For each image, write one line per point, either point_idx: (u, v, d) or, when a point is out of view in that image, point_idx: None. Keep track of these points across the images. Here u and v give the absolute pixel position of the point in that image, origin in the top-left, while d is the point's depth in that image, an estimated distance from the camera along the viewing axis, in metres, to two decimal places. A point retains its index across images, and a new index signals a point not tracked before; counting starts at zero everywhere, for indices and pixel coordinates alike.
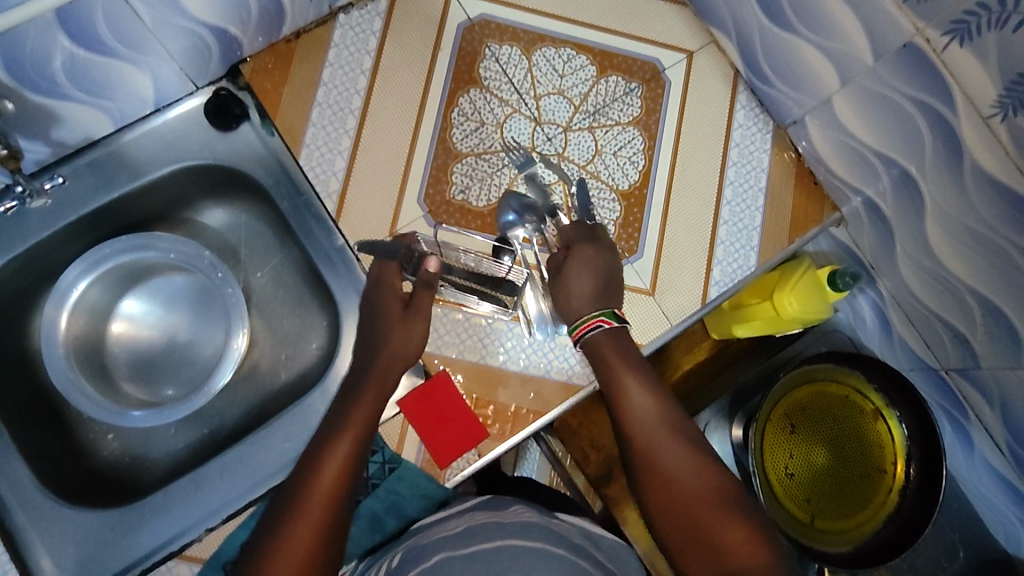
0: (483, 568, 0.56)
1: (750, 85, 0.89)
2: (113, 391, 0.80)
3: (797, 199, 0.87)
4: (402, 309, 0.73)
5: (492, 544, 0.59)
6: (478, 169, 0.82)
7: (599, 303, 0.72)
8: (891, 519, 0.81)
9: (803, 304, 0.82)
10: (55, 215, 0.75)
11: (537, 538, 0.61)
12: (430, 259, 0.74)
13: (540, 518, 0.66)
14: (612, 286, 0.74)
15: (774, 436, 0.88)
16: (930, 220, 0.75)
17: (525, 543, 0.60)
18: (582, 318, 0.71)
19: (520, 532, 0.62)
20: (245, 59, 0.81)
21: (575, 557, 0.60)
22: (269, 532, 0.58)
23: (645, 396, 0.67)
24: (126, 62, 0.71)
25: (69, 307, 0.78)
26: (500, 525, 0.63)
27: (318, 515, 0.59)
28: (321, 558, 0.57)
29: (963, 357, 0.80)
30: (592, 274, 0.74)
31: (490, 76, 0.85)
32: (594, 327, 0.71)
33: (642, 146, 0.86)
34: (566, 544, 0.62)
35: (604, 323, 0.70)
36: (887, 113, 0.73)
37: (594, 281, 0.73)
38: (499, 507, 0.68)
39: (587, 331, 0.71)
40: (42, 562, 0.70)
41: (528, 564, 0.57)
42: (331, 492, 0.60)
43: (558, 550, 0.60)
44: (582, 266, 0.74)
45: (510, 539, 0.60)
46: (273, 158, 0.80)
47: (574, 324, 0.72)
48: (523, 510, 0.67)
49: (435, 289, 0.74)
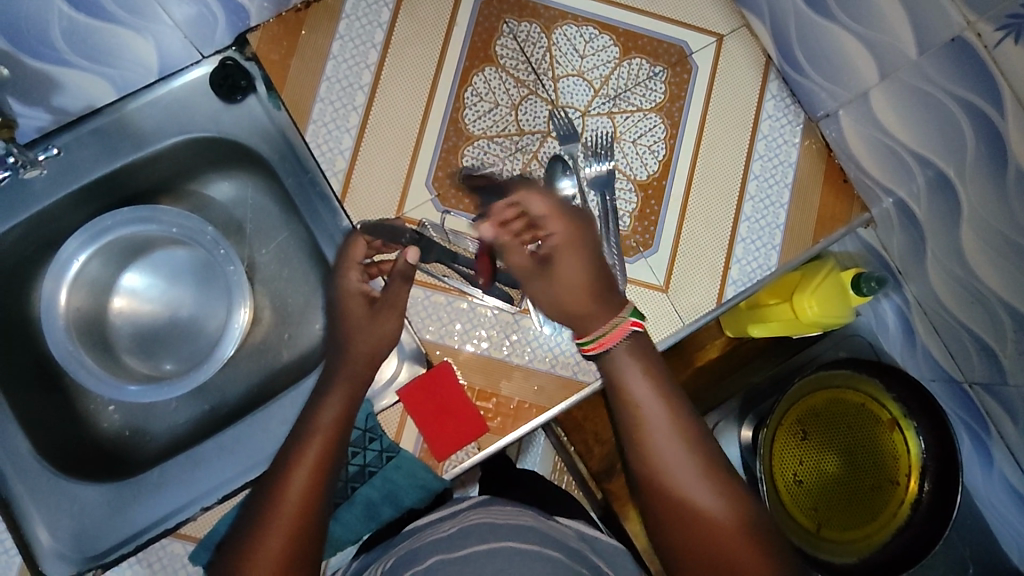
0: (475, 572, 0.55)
1: (781, 73, 0.83)
2: (115, 364, 0.79)
3: (824, 198, 0.82)
4: (367, 309, 0.70)
5: (485, 546, 0.58)
6: (490, 153, 0.79)
7: (617, 306, 0.68)
8: (899, 534, 0.79)
9: (823, 307, 0.78)
10: (55, 183, 0.73)
11: (531, 541, 0.59)
12: (407, 250, 0.68)
13: (536, 522, 0.64)
14: (603, 275, 0.69)
15: (785, 442, 0.85)
16: (966, 226, 0.71)
17: (518, 545, 0.58)
18: (605, 327, 0.66)
19: (515, 535, 0.60)
20: (253, 28, 0.77)
21: (572, 561, 0.59)
22: (242, 545, 0.58)
23: (670, 424, 0.64)
24: (126, 28, 0.74)
25: (68, 281, 0.77)
26: (494, 526, 0.62)
27: (287, 529, 0.58)
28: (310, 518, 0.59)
29: (989, 371, 0.76)
30: (583, 265, 0.68)
31: (507, 54, 0.81)
32: (621, 335, 0.66)
33: (664, 134, 0.81)
34: (562, 547, 0.61)
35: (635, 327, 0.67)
36: (927, 110, 0.69)
37: (587, 272, 0.67)
38: (493, 507, 0.67)
39: (614, 342, 0.66)
40: (38, 532, 0.70)
41: (524, 567, 0.56)
42: (300, 501, 0.59)
43: (552, 553, 0.59)
44: (570, 258, 0.67)
45: (504, 541, 0.59)
46: (278, 133, 0.77)
47: (585, 338, 0.67)
48: (519, 512, 0.66)
49: (410, 282, 0.69)
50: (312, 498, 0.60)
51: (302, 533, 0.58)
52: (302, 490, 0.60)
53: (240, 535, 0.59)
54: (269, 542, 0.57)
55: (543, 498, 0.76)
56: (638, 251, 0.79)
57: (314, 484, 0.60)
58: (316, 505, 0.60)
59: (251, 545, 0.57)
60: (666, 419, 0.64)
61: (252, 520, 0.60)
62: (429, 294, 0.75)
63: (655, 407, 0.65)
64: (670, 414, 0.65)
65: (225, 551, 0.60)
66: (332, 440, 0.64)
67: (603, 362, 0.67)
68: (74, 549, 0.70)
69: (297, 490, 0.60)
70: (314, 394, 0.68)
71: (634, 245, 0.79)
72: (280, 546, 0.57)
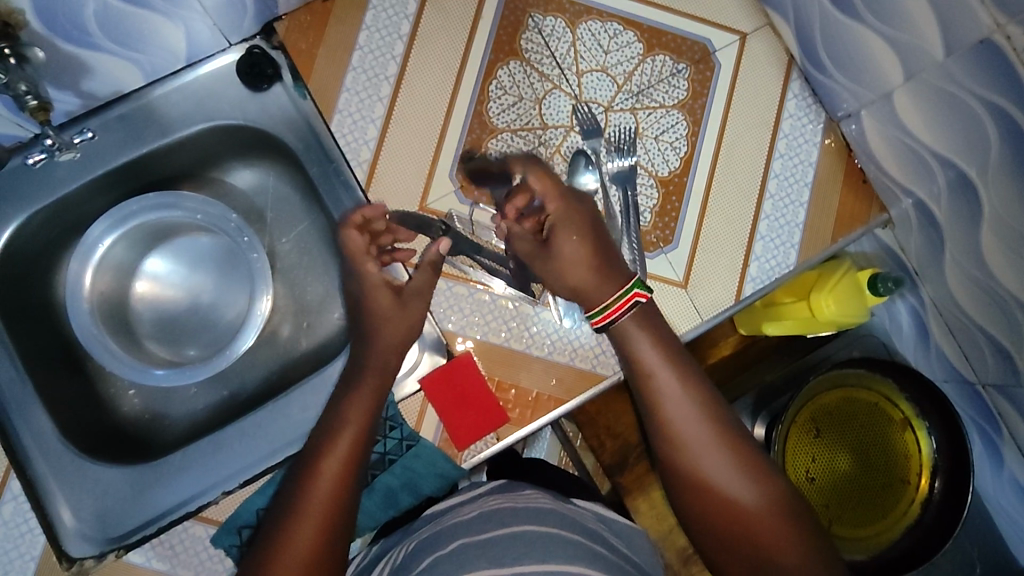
0: (499, 556, 0.56)
1: (804, 73, 0.84)
2: (136, 349, 0.80)
3: (843, 198, 0.83)
4: (393, 297, 0.69)
5: (507, 529, 0.59)
6: (513, 146, 0.79)
7: (620, 278, 0.67)
8: (908, 532, 0.80)
9: (841, 307, 0.79)
10: (83, 168, 0.74)
11: (551, 524, 0.60)
12: (441, 240, 0.71)
13: (555, 505, 0.65)
14: (606, 247, 0.68)
15: (798, 439, 0.85)
16: (985, 228, 0.71)
17: (540, 529, 0.59)
18: (610, 300, 0.66)
19: (536, 518, 0.61)
20: (280, 17, 0.78)
21: (593, 544, 0.60)
22: (269, 537, 0.58)
23: (680, 389, 0.64)
24: (158, 14, 0.71)
25: (94, 264, 0.78)
26: (514, 510, 0.62)
27: (316, 522, 0.58)
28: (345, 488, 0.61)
29: (1003, 373, 0.77)
30: (581, 241, 0.67)
31: (532, 48, 0.81)
32: (629, 305, 0.66)
33: (686, 131, 0.82)
34: (584, 531, 0.62)
35: (639, 298, 0.66)
36: (951, 112, 0.69)
37: (585, 244, 0.67)
38: (513, 491, 0.68)
39: (620, 314, 0.66)
40: (61, 513, 0.71)
41: (547, 549, 0.57)
42: (331, 496, 0.60)
43: (574, 537, 0.59)
44: (571, 232, 0.67)
45: (526, 525, 0.60)
46: (303, 122, 0.77)
47: (594, 310, 0.66)
48: (538, 496, 0.67)
49: (436, 274, 0.71)
50: (341, 493, 0.60)
51: (328, 527, 0.58)
52: (332, 485, 0.60)
53: (268, 524, 0.60)
54: (298, 535, 0.57)
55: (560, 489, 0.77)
56: (658, 246, 0.79)
57: (342, 480, 0.61)
58: (344, 500, 0.60)
59: (280, 537, 0.57)
60: (676, 384, 0.64)
61: (280, 508, 0.60)
62: (450, 285, 0.76)
63: (666, 373, 0.65)
64: (680, 380, 0.64)
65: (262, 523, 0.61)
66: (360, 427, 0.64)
67: (614, 332, 0.67)
68: (97, 530, 0.71)
69: (326, 483, 0.60)
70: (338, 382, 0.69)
71: (654, 241, 0.80)
72: (309, 541, 0.57)
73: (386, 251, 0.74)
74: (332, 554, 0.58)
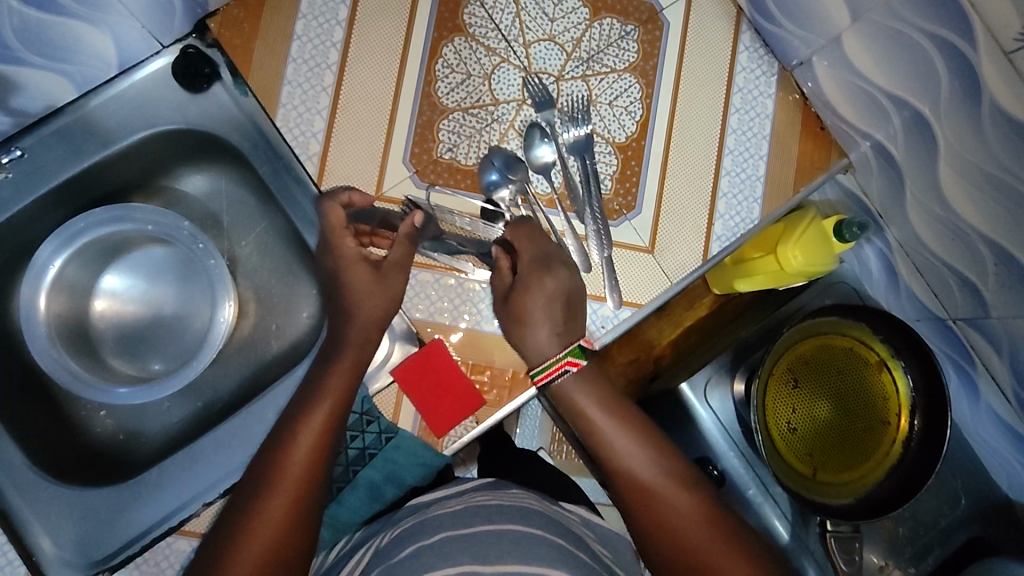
0: (479, 553, 0.56)
1: (753, 24, 0.83)
2: (102, 368, 0.79)
3: (802, 146, 0.82)
4: (357, 280, 0.68)
5: (491, 527, 0.59)
6: (466, 125, 0.78)
7: (567, 339, 0.70)
8: (891, 472, 0.79)
9: (808, 257, 0.79)
10: (24, 188, 0.72)
11: (536, 525, 0.60)
12: (414, 214, 0.70)
13: (541, 505, 0.66)
14: (574, 308, 0.72)
15: (777, 391, 0.84)
16: (943, 163, 0.71)
17: (524, 529, 0.59)
18: (550, 360, 0.69)
19: (519, 517, 0.61)
20: (211, 13, 0.75)
21: (575, 548, 0.60)
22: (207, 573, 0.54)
23: (623, 432, 0.66)
24: (80, 21, 0.70)
25: (47, 286, 0.75)
26: (500, 508, 0.63)
27: (258, 561, 0.54)
28: (313, 484, 0.59)
29: (973, 306, 0.78)
30: (552, 305, 0.70)
31: (476, 22, 0.79)
32: (561, 371, 0.69)
33: (640, 94, 0.81)
34: (566, 533, 0.62)
35: (571, 366, 0.69)
36: (901, 50, 0.68)
37: (552, 313, 0.70)
38: (498, 490, 0.68)
39: (558, 374, 0.69)
40: (41, 542, 0.69)
41: (527, 551, 0.56)
42: (273, 534, 0.55)
43: (559, 540, 0.59)
44: (537, 300, 0.70)
45: (508, 524, 0.60)
46: (248, 120, 0.75)
47: (538, 367, 0.69)
48: (523, 495, 0.67)
49: (413, 248, 0.70)
50: (305, 495, 0.58)
51: (274, 562, 0.55)
52: (283, 518, 0.56)
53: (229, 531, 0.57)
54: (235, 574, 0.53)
55: (545, 480, 0.78)
56: (621, 214, 0.79)
57: (304, 490, 0.58)
58: (294, 537, 0.56)
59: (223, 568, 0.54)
60: (618, 429, 0.66)
61: (224, 542, 0.56)
62: (416, 273, 0.75)
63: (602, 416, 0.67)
64: (621, 424, 0.66)
65: (220, 529, 0.58)
66: (330, 428, 0.62)
67: (556, 393, 0.69)
68: (78, 555, 0.70)
69: (291, 486, 0.58)
70: (308, 377, 0.67)
71: (617, 209, 0.79)
72: (265, 551, 0.55)
73: (364, 234, 0.73)
74: (295, 551, 0.56)
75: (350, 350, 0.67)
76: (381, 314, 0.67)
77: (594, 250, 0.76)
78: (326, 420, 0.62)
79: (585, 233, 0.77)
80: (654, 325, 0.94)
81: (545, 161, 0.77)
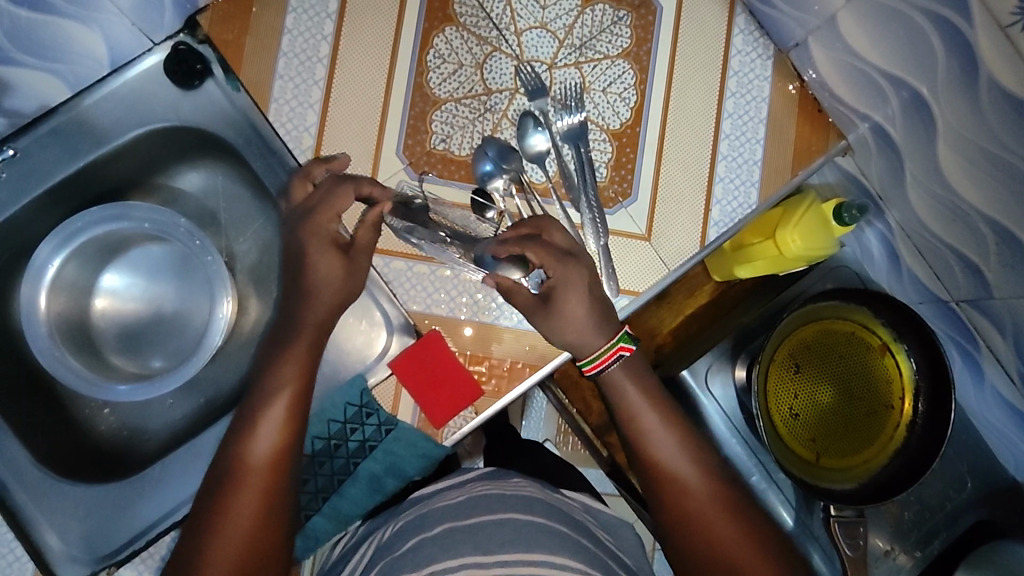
0: (479, 543, 0.56)
1: (748, 7, 0.82)
2: (103, 366, 0.79)
3: (800, 129, 0.81)
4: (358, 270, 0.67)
5: (492, 517, 0.59)
6: (459, 116, 0.77)
7: (611, 328, 0.68)
8: (895, 457, 0.79)
9: (807, 241, 0.78)
10: (20, 188, 0.72)
11: (538, 513, 0.60)
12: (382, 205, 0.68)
13: (542, 493, 0.66)
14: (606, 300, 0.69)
15: (778, 377, 0.84)
16: (941, 144, 0.70)
17: (525, 516, 0.59)
18: (600, 350, 0.67)
19: (521, 506, 0.61)
20: (201, 9, 0.74)
21: (577, 535, 0.60)
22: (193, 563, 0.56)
23: (667, 432, 0.66)
24: (71, 20, 0.71)
25: (46, 285, 0.75)
26: (501, 497, 0.63)
27: (237, 545, 0.57)
28: (279, 472, 0.61)
29: (975, 288, 0.77)
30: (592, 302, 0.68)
31: (466, 11, 0.79)
32: (614, 358, 0.67)
33: (634, 80, 0.80)
34: (569, 521, 0.62)
35: (624, 352, 0.67)
36: (896, 28, 0.67)
37: (596, 312, 0.68)
38: (500, 479, 0.68)
39: (608, 364, 0.67)
40: (47, 539, 0.70)
41: (527, 539, 0.56)
42: (250, 521, 0.58)
43: (560, 527, 0.59)
44: (577, 298, 0.67)
45: (510, 513, 0.60)
46: (241, 117, 0.75)
47: (587, 358, 0.68)
48: (525, 483, 0.67)
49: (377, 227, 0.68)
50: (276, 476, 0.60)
51: (253, 544, 0.57)
52: (255, 501, 0.59)
53: (231, 523, 0.57)
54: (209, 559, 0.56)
55: (546, 471, 0.78)
56: (617, 202, 0.78)
57: (271, 475, 0.60)
58: (267, 519, 0.59)
59: (201, 552, 0.56)
60: (663, 429, 0.66)
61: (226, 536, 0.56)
62: (411, 265, 0.75)
63: (646, 411, 0.66)
64: (661, 420, 0.66)
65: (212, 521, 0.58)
66: (293, 417, 0.63)
67: (602, 380, 0.68)
68: (84, 550, 0.71)
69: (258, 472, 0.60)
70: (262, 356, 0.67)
71: (613, 196, 0.78)
72: (243, 534, 0.57)
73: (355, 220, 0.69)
74: (271, 535, 0.59)
75: (305, 335, 0.66)
76: (343, 297, 0.67)
77: (591, 239, 0.76)
78: (288, 410, 0.63)
79: (581, 221, 0.77)
80: (654, 311, 0.94)
81: (539, 150, 0.77)
